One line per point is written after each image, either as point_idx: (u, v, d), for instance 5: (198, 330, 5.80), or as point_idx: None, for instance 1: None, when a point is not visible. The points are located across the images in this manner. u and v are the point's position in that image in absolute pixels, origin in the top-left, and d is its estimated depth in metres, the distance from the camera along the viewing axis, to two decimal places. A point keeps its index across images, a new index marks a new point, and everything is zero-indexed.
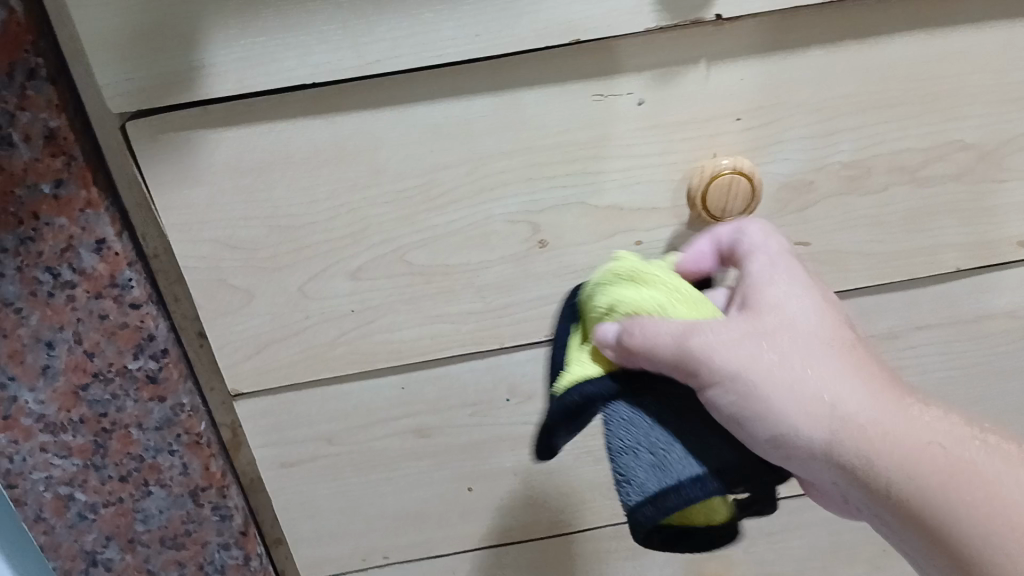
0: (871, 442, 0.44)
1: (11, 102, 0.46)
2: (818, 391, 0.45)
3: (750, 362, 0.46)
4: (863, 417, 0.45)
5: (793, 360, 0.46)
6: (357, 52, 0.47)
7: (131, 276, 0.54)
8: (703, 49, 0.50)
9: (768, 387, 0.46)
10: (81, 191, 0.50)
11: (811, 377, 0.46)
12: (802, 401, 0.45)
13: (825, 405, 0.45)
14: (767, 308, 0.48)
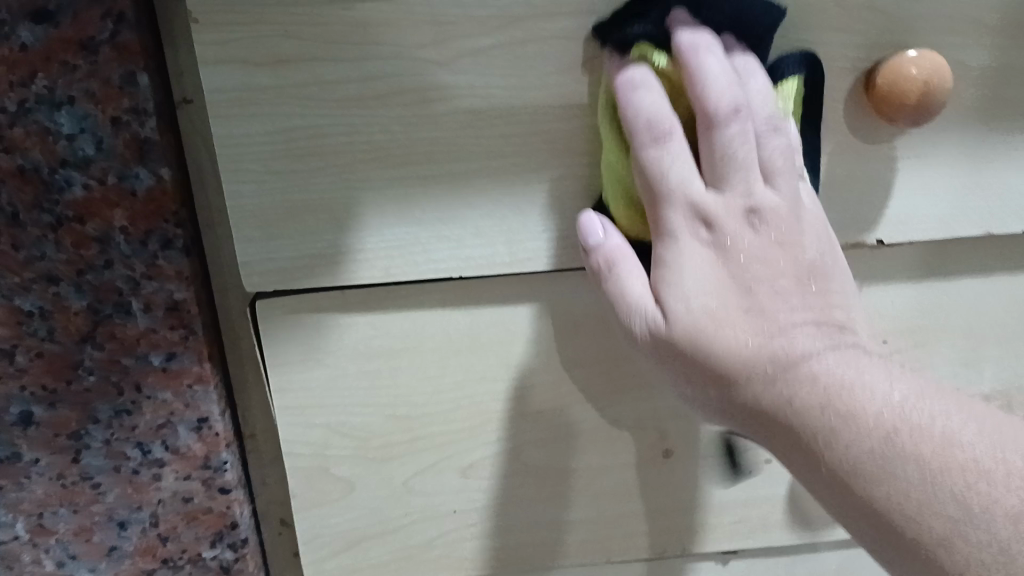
0: (936, 519, 0.35)
1: (138, 270, 0.43)
2: (864, 391, 0.37)
3: (782, 351, 0.38)
4: (889, 480, 0.36)
5: (796, 308, 0.40)
6: (510, 248, 0.44)
7: (226, 458, 0.50)
8: (857, 268, 0.48)
9: (804, 387, 0.38)
10: (194, 365, 0.46)
11: (858, 382, 0.38)
12: (808, 379, 0.38)
13: (877, 445, 0.36)
14: (749, 237, 0.39)
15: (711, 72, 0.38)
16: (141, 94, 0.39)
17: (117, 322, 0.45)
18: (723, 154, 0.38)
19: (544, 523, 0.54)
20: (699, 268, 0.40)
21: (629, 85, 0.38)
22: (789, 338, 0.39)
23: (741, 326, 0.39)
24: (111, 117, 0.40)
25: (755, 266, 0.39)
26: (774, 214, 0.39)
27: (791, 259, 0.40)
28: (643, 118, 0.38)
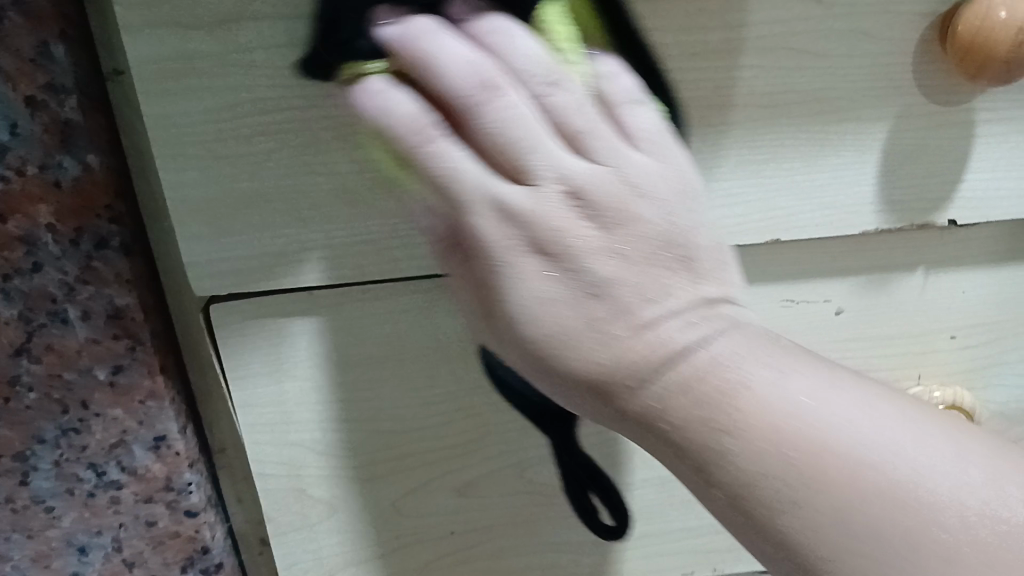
0: (814, 497, 0.25)
1: (71, 273, 0.37)
2: (744, 375, 0.27)
3: (655, 348, 0.28)
4: (681, 434, 0.27)
5: (638, 293, 0.28)
6: None
7: (190, 480, 0.44)
8: (923, 254, 0.41)
9: (611, 346, 0.28)
10: (145, 380, 0.40)
11: (646, 307, 0.28)
12: (630, 342, 0.28)
13: (664, 408, 0.27)
14: (531, 201, 0.28)
15: (449, 58, 0.28)
16: (56, 69, 0.33)
17: (53, 332, 0.38)
18: (503, 148, 0.28)
19: (556, 540, 0.48)
20: (526, 202, 0.28)
21: (374, 81, 0.29)
22: (613, 306, 0.28)
23: (541, 281, 0.28)
24: (25, 97, 0.33)
25: (562, 227, 0.28)
26: (601, 191, 0.28)
27: (635, 239, 0.29)
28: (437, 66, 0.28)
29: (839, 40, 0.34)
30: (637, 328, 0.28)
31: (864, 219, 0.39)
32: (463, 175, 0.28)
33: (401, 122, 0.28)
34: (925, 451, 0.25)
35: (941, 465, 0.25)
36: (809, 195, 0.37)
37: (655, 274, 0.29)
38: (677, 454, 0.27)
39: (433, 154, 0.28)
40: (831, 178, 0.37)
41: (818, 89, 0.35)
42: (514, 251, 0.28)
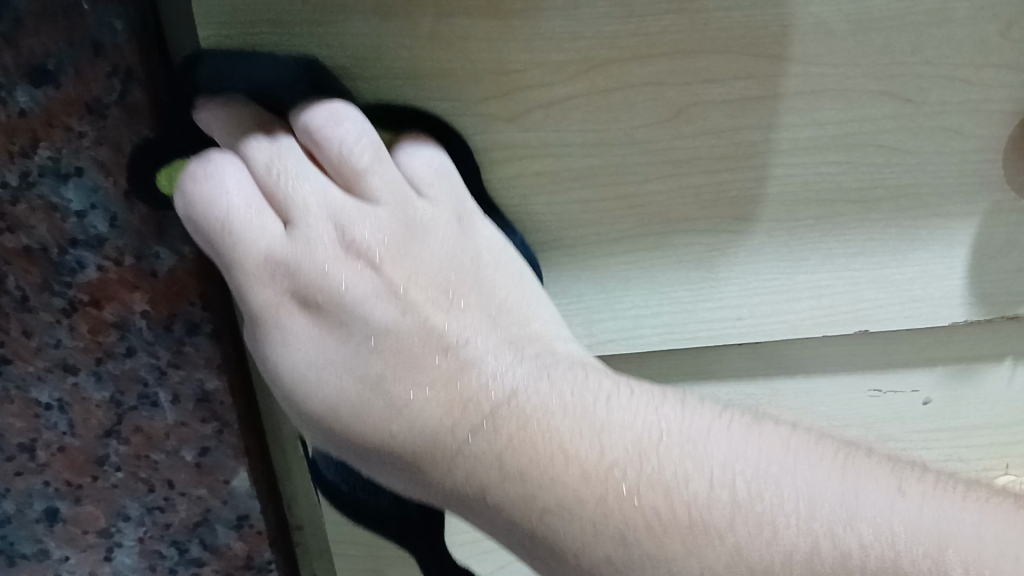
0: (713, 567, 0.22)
1: (163, 358, 0.38)
2: (552, 416, 0.25)
3: (465, 399, 0.26)
4: (542, 499, 0.24)
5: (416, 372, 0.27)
6: (590, 329, 0.38)
7: (270, 558, 0.44)
8: (1014, 344, 0.40)
9: (372, 399, 0.27)
10: (230, 460, 0.41)
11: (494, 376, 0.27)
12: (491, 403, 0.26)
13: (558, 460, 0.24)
14: (345, 270, 0.29)
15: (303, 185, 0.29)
16: (155, 163, 0.33)
17: (143, 414, 0.39)
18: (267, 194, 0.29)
19: None
20: (319, 275, 0.29)
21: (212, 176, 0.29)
22: (418, 408, 0.27)
23: (319, 347, 0.28)
24: (126, 190, 0.33)
25: (342, 285, 0.29)
26: (375, 248, 0.30)
27: (394, 333, 0.28)
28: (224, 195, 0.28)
29: (913, 131, 0.34)
30: (459, 404, 0.26)
31: (953, 311, 0.38)
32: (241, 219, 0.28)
33: (235, 216, 0.28)
34: (813, 497, 0.22)
35: (874, 504, 0.22)
36: (896, 287, 0.37)
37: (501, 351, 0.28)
38: (495, 515, 0.25)
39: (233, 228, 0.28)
40: (920, 272, 0.37)
41: (908, 184, 0.35)
42: (284, 310, 0.29)
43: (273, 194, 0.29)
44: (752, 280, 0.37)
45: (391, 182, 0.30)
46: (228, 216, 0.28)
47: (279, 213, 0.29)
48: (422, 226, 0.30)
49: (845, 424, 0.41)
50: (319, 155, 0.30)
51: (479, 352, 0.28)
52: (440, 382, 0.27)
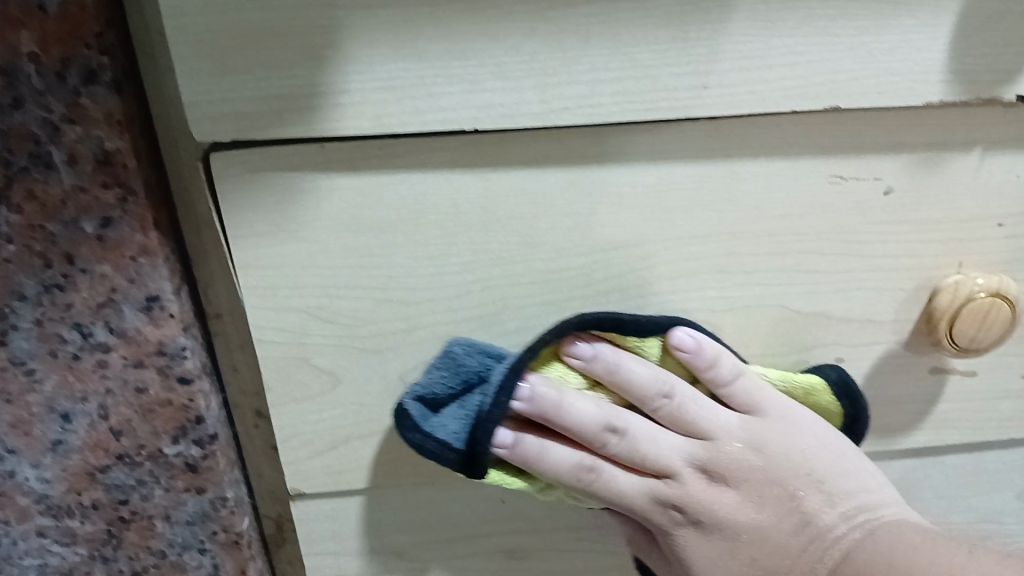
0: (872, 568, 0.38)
1: (56, 111, 0.33)
2: (731, 513, 0.40)
3: (767, 506, 0.40)
4: (763, 547, 0.40)
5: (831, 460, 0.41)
6: (542, 94, 0.34)
7: (184, 344, 0.41)
8: (980, 132, 0.38)
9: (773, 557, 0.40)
10: (137, 235, 0.37)
11: (803, 496, 0.40)
12: (777, 546, 0.40)
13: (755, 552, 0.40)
14: (664, 433, 0.40)
15: (579, 407, 0.38)
16: None
17: (36, 179, 0.35)
18: (576, 415, 0.38)
19: None
20: (609, 473, 0.39)
21: (541, 393, 0.37)
22: (818, 535, 0.40)
23: (710, 549, 0.41)
24: None
25: (716, 488, 0.40)
26: (671, 443, 0.40)
27: (716, 454, 0.40)
28: (566, 448, 0.39)
29: None
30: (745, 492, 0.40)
31: (928, 90, 0.36)
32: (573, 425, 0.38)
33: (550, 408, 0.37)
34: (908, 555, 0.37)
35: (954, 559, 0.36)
36: (872, 58, 0.34)
37: (813, 440, 0.41)
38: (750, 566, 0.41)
39: (563, 412, 0.38)
40: (899, 41, 0.34)
41: None
42: (603, 439, 0.38)
43: (586, 486, 0.39)
44: (721, 48, 0.33)
45: (580, 408, 0.38)
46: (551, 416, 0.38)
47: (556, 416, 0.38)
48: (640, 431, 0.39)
49: (801, 213, 0.39)
50: (562, 418, 0.38)
51: (808, 505, 0.40)
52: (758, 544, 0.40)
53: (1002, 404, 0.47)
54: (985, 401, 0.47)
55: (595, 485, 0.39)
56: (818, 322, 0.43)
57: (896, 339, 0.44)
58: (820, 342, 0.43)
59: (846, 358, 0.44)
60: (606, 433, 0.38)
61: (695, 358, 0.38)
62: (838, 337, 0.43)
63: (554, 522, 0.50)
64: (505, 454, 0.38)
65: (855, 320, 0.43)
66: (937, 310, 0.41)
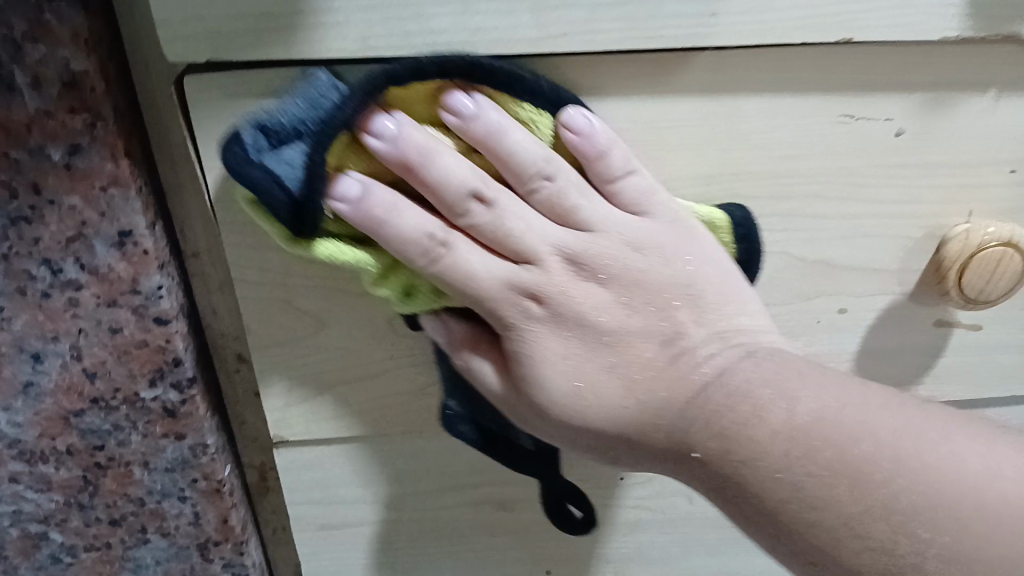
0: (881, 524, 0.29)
1: (17, 29, 0.31)
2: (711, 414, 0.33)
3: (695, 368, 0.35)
4: (756, 479, 0.31)
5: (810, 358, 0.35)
6: (537, 19, 0.32)
7: (160, 283, 0.39)
8: (999, 72, 0.36)
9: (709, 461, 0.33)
10: (107, 165, 0.35)
11: (769, 410, 0.32)
12: (743, 426, 0.32)
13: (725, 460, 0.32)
14: (537, 219, 0.35)
15: (449, 172, 0.32)
16: None
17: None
18: (445, 183, 0.33)
19: None
20: (461, 258, 0.34)
21: (386, 138, 0.31)
22: (759, 422, 0.31)
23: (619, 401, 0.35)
24: None
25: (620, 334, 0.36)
26: (583, 247, 0.35)
27: (637, 271, 0.36)
28: (411, 231, 0.33)
29: None
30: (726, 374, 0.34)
31: (945, 23, 0.34)
32: (452, 178, 0.33)
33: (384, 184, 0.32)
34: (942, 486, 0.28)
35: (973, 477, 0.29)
36: None
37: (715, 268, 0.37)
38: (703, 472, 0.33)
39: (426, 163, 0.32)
40: None
41: None
42: (467, 209, 0.33)
43: (459, 269, 0.34)
44: None
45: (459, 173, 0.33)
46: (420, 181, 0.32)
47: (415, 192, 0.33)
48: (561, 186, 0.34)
49: (808, 153, 0.37)
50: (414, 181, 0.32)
51: (760, 399, 0.32)
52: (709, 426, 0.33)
53: (1006, 358, 0.46)
54: (989, 354, 0.45)
55: (441, 267, 0.34)
56: (820, 270, 0.41)
57: (902, 291, 0.42)
58: (822, 291, 0.41)
59: (849, 308, 0.42)
60: (470, 200, 0.33)
61: (586, 145, 0.34)
62: (840, 285, 0.41)
63: None
64: (346, 211, 0.32)
65: (860, 269, 0.41)
66: (946, 258, 0.39)
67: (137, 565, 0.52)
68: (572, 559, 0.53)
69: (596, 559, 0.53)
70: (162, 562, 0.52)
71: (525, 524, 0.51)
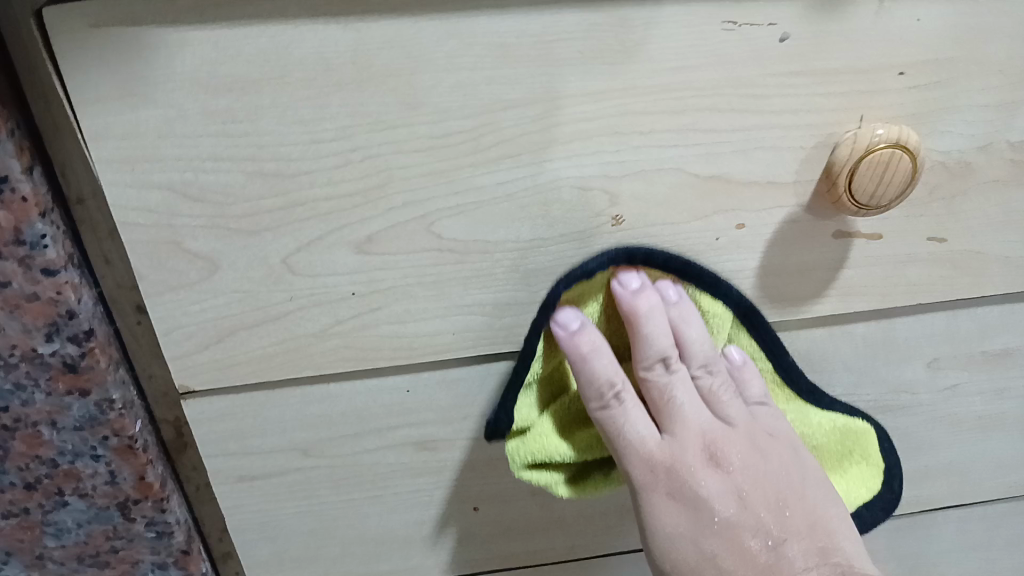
0: None
1: None
2: None
3: (768, 572, 0.42)
4: None
5: (824, 497, 0.45)
6: None
7: (44, 231, 0.38)
8: None
9: (728, 548, 0.43)
10: None
11: None
12: (742, 558, 0.43)
13: None
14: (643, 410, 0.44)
15: (596, 363, 0.42)
16: None
17: None
18: (593, 381, 0.42)
19: (465, 307, 0.44)
20: (631, 418, 0.43)
21: (565, 328, 0.42)
22: (785, 560, 0.43)
23: (674, 516, 0.43)
24: None
25: (697, 469, 0.43)
26: (689, 363, 0.45)
27: (702, 390, 0.45)
28: (599, 362, 0.42)
29: None
30: (736, 503, 0.44)
31: None
32: (597, 364, 0.42)
33: (590, 352, 0.42)
34: None
35: None
36: None
37: (819, 486, 0.45)
38: None
39: (589, 355, 0.42)
40: None
41: None
42: (609, 412, 0.43)
43: (664, 406, 0.44)
44: None
45: (607, 362, 0.42)
46: (590, 362, 0.42)
47: (584, 368, 0.42)
48: (674, 395, 0.44)
49: (696, 66, 0.37)
50: (581, 371, 0.42)
51: (788, 551, 0.43)
52: (726, 536, 0.43)
53: (910, 270, 0.46)
54: (891, 267, 0.46)
55: (604, 413, 0.43)
56: (717, 185, 0.41)
57: (799, 203, 0.42)
58: (721, 208, 0.41)
59: (749, 225, 0.42)
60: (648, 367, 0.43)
61: (630, 301, 0.42)
62: (740, 200, 0.41)
63: (462, 410, 0.49)
64: (562, 338, 0.42)
65: (757, 183, 0.41)
66: (836, 163, 0.40)
67: (58, 529, 0.52)
68: (498, 492, 0.54)
69: (521, 486, 0.54)
70: (83, 525, 0.52)
71: (446, 464, 0.51)
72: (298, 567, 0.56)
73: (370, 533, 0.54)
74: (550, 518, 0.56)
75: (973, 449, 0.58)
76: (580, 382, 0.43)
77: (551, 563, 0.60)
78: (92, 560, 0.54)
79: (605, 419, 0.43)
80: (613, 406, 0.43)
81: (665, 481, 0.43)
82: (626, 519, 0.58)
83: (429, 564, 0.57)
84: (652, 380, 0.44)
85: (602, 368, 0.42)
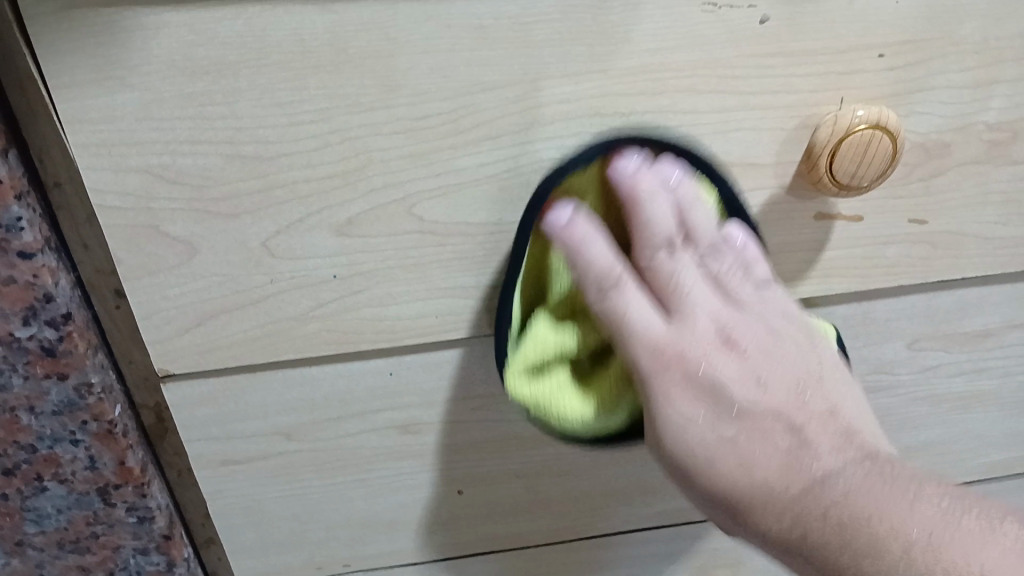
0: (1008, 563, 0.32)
1: None
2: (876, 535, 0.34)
3: (811, 482, 0.37)
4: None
5: (830, 378, 0.41)
6: None
7: (20, 215, 0.37)
8: None
9: (744, 442, 0.38)
10: None
11: (881, 498, 0.35)
12: (765, 446, 0.38)
13: (873, 518, 0.35)
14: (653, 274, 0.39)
15: (593, 248, 0.37)
16: None
17: None
18: (593, 267, 0.37)
19: (446, 290, 0.43)
20: (634, 304, 0.38)
21: (554, 220, 0.38)
22: (809, 448, 0.38)
23: (688, 403, 0.38)
24: None
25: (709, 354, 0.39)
26: (694, 224, 0.40)
27: (707, 259, 0.40)
28: (596, 253, 0.37)
29: None
30: (752, 391, 0.39)
31: None
32: (592, 247, 0.37)
33: (583, 246, 0.37)
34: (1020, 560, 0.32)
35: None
36: None
37: (826, 371, 0.41)
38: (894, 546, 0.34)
39: (585, 243, 0.37)
40: None
41: None
42: (614, 295, 0.38)
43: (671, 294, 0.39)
44: None
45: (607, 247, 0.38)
46: (584, 249, 0.37)
47: (581, 256, 0.37)
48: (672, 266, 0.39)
49: (674, 47, 0.37)
50: (578, 259, 0.37)
51: (814, 438, 0.38)
52: (740, 421, 0.38)
53: (889, 250, 0.47)
54: (871, 247, 0.46)
55: (604, 303, 0.38)
56: None
57: (779, 184, 0.42)
58: None
59: None
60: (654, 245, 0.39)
61: (630, 180, 0.38)
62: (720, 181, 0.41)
63: (443, 393, 0.49)
64: (554, 228, 0.38)
65: (736, 164, 0.41)
66: (817, 144, 0.40)
67: (38, 515, 0.51)
68: (481, 473, 0.54)
69: (503, 467, 0.54)
70: (63, 511, 0.51)
71: (429, 447, 0.51)
72: (282, 551, 0.56)
73: (354, 516, 0.54)
74: (534, 500, 0.57)
75: (951, 428, 0.58)
76: (576, 266, 0.38)
77: (536, 544, 0.60)
78: (73, 546, 0.54)
79: (603, 303, 0.38)
80: (618, 287, 0.38)
81: (675, 367, 0.38)
82: (609, 500, 0.58)
83: (413, 546, 0.57)
84: (657, 252, 0.39)
85: (600, 254, 0.37)
